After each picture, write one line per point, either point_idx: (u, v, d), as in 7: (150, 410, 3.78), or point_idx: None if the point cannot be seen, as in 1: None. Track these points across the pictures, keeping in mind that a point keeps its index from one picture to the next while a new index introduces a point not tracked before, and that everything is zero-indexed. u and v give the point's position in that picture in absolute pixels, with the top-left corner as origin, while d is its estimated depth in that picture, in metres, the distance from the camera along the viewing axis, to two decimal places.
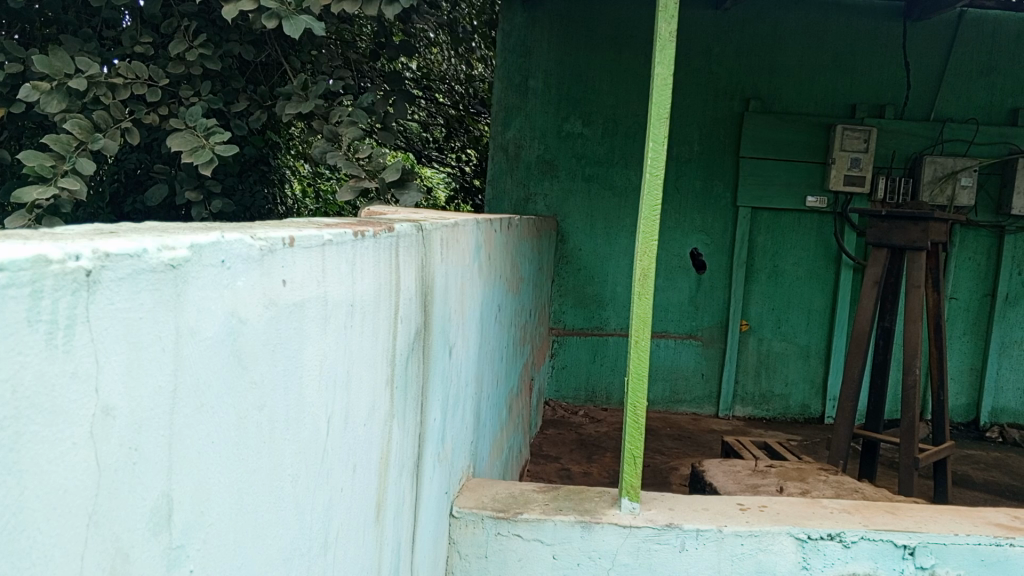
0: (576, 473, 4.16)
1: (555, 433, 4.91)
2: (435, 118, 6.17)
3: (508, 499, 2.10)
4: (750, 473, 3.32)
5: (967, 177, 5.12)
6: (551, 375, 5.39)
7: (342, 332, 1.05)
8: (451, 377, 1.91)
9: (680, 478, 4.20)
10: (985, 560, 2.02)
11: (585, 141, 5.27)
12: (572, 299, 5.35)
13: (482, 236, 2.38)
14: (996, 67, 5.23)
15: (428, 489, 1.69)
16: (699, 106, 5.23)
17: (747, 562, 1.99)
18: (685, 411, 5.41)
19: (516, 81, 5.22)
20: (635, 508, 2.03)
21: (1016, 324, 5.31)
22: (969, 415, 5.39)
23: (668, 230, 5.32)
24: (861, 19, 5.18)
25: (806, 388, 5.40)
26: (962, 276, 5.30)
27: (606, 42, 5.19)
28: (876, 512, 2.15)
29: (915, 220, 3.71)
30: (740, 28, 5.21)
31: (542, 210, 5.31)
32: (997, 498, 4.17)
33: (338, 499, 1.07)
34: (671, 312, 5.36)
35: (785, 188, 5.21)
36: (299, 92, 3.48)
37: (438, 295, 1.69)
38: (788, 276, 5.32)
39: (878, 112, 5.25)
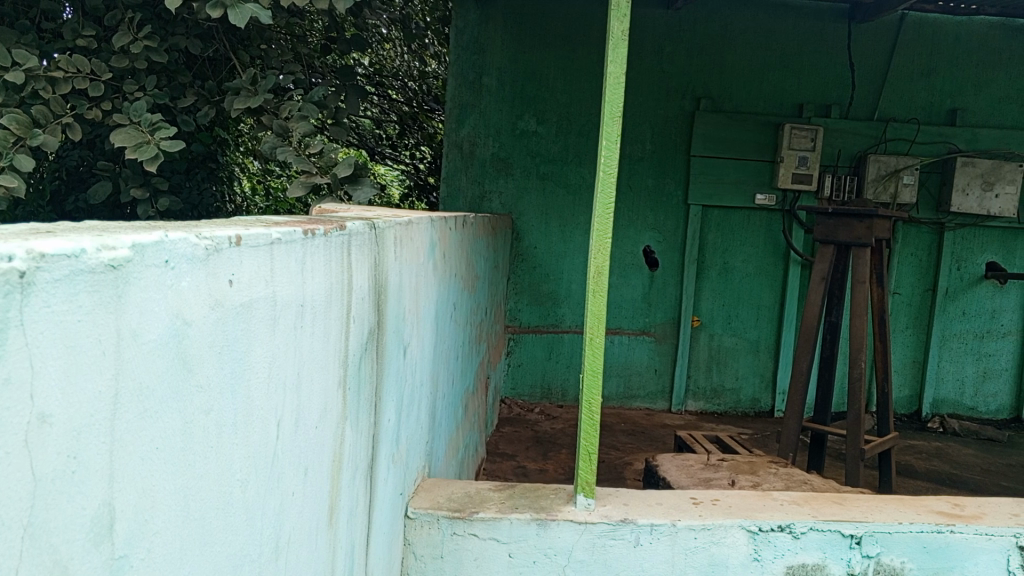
0: (532, 470, 4.18)
1: (512, 431, 4.91)
2: (389, 115, 6.14)
3: (464, 498, 2.09)
4: (703, 467, 3.37)
5: (908, 175, 5.28)
6: (507, 372, 5.40)
7: (291, 333, 1.03)
8: (406, 377, 1.90)
9: (635, 472, 4.25)
10: (927, 547, 2.08)
11: (539, 139, 5.27)
12: (528, 297, 5.37)
13: (437, 234, 2.36)
14: (936, 68, 5.39)
15: (382, 490, 1.67)
16: (651, 105, 5.29)
17: (700, 556, 2.01)
18: (639, 406, 5.47)
19: (471, 79, 5.21)
20: (590, 504, 2.04)
21: (955, 318, 5.50)
22: (911, 406, 5.56)
23: (621, 227, 5.37)
24: (808, 20, 5.30)
25: (755, 382, 5.50)
26: (905, 271, 5.47)
27: (559, 40, 5.21)
28: (824, 503, 2.20)
29: (859, 217, 3.80)
30: (691, 27, 5.28)
31: (498, 208, 5.31)
32: (938, 486, 4.31)
33: (289, 503, 1.05)
34: (625, 309, 5.41)
35: (735, 186, 5.30)
36: (248, 88, 3.42)
37: (392, 294, 1.68)
38: (738, 273, 5.41)
39: (825, 112, 5.37)
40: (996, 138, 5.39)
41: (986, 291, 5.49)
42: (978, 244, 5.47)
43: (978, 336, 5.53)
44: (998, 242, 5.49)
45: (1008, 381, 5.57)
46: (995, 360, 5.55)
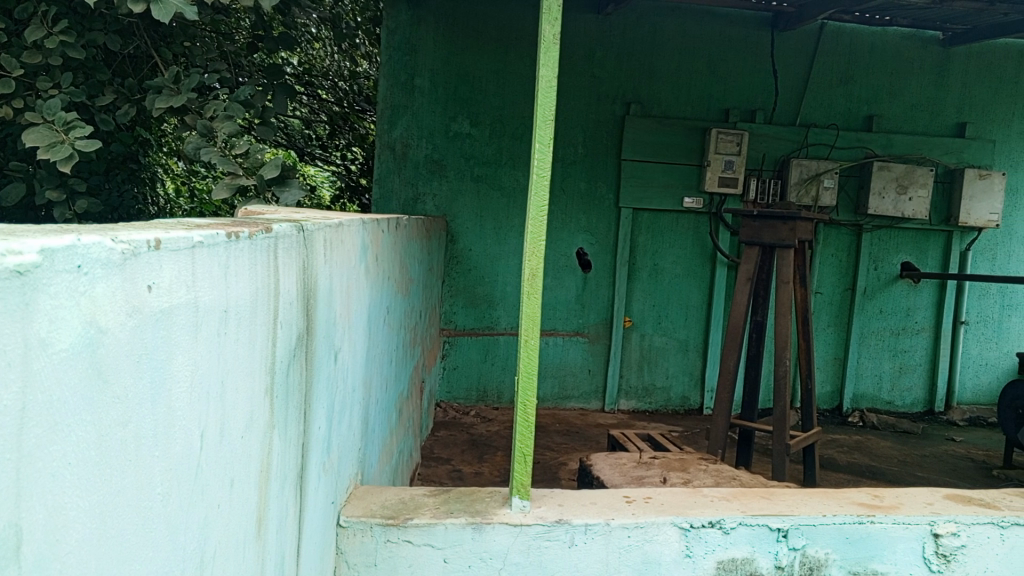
0: (468, 474, 4.16)
1: (447, 434, 4.88)
2: (319, 115, 6.04)
3: (398, 505, 2.06)
4: (635, 465, 3.42)
5: (829, 179, 5.47)
6: (442, 375, 5.37)
7: (215, 340, 0.99)
8: (337, 384, 1.86)
9: (569, 472, 4.28)
10: (850, 538, 2.16)
11: (473, 141, 5.26)
12: (463, 299, 5.35)
13: (369, 236, 2.33)
14: (853, 76, 5.60)
15: (313, 499, 1.63)
16: (583, 109, 5.34)
17: (634, 554, 2.04)
18: (573, 407, 5.51)
19: (403, 80, 5.17)
20: (526, 506, 2.05)
21: (873, 316, 5.73)
22: (834, 402, 5.77)
23: (555, 229, 5.40)
24: (733, 28, 5.44)
25: (685, 380, 5.61)
26: (826, 271, 5.67)
27: (491, 43, 5.21)
28: (753, 498, 2.26)
29: (782, 219, 3.93)
30: (620, 32, 5.35)
31: (431, 210, 5.28)
32: (858, 479, 4.48)
33: (214, 516, 1.01)
34: (559, 310, 5.45)
35: (663, 189, 5.40)
36: (171, 86, 3.31)
37: (321, 298, 1.64)
38: (668, 274, 5.51)
39: (750, 117, 5.53)
40: (909, 144, 5.65)
41: (901, 289, 5.75)
42: (893, 245, 5.72)
43: (894, 333, 5.78)
44: (911, 244, 5.75)
45: (922, 375, 5.84)
46: (910, 356, 5.81)
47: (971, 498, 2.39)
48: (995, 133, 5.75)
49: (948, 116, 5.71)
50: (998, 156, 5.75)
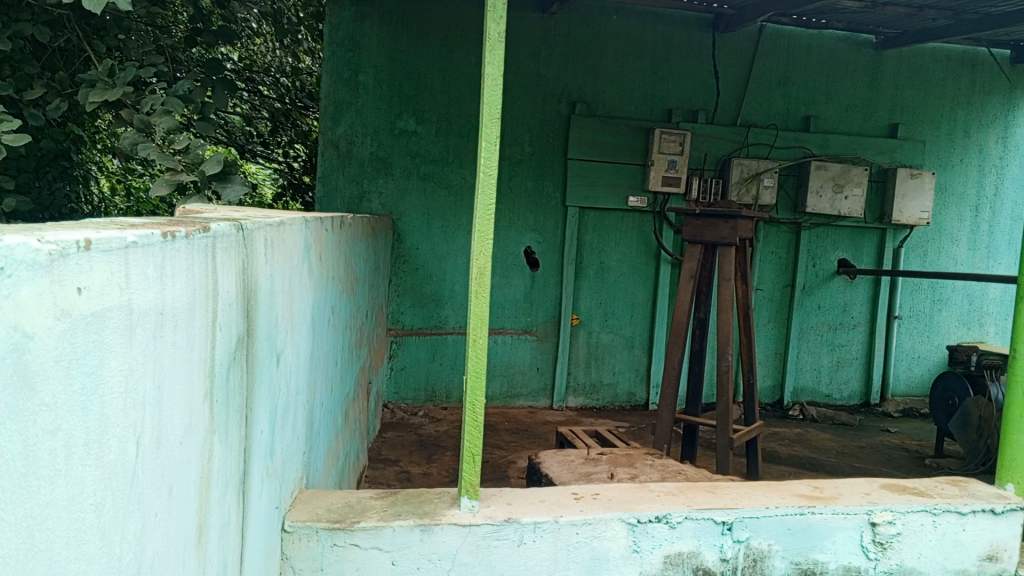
0: (416, 475, 4.13)
1: (395, 435, 4.83)
2: (260, 112, 5.93)
3: (344, 508, 2.03)
4: (583, 462, 3.44)
5: (768, 178, 5.60)
6: (389, 376, 5.31)
7: (150, 342, 0.96)
8: (280, 387, 1.82)
9: (518, 470, 4.28)
10: (791, 529, 2.21)
11: (419, 138, 5.22)
12: (410, 298, 5.31)
13: (312, 235, 2.28)
14: (791, 78, 5.74)
15: (256, 505, 1.60)
16: (529, 108, 5.35)
17: (583, 551, 2.05)
18: (522, 404, 5.52)
19: (346, 76, 5.09)
20: (475, 506, 2.04)
21: (811, 311, 5.89)
22: (774, 396, 5.92)
23: (502, 228, 5.39)
24: (675, 28, 5.51)
25: (631, 376, 5.68)
26: (766, 268, 5.81)
27: (436, 40, 5.18)
28: (698, 492, 2.29)
29: (724, 218, 4.00)
30: (565, 32, 5.37)
31: (377, 208, 5.21)
32: (799, 470, 4.60)
33: (152, 526, 0.98)
34: (508, 309, 5.44)
35: (609, 189, 5.45)
36: (105, 79, 3.19)
37: (262, 300, 1.60)
38: (613, 272, 5.57)
39: (692, 117, 5.61)
40: (845, 144, 5.82)
41: (838, 286, 5.92)
42: (830, 242, 5.89)
43: (832, 327, 5.95)
44: (847, 241, 5.93)
45: (859, 368, 6.03)
46: (847, 350, 5.99)
47: (905, 487, 2.48)
48: (926, 133, 5.97)
49: (881, 118, 5.91)
50: (928, 156, 5.97)
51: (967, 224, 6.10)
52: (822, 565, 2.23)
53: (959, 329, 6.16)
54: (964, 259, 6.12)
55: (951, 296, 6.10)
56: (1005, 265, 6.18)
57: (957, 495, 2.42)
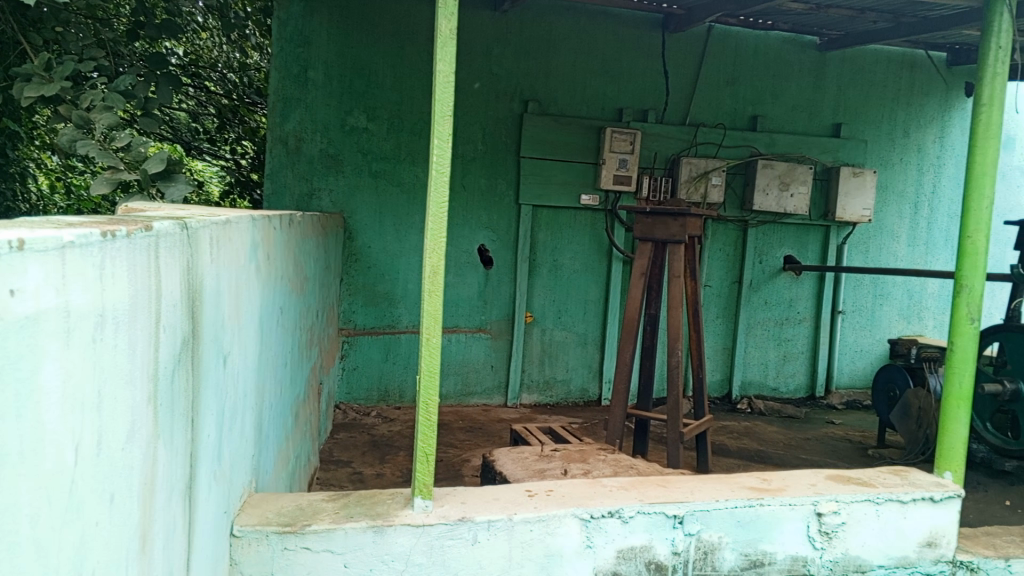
0: (369, 475, 4.09)
1: (347, 436, 4.78)
2: (206, 108, 5.80)
3: (295, 511, 2.00)
4: (537, 458, 3.45)
5: (716, 176, 5.69)
6: (341, 376, 5.25)
7: (90, 347, 0.93)
8: (227, 389, 1.78)
9: (472, 469, 4.27)
10: (741, 521, 2.25)
11: (370, 135, 5.17)
12: (362, 298, 5.26)
13: (259, 234, 2.24)
14: (739, 79, 5.85)
15: (203, 509, 1.56)
16: (481, 105, 5.33)
17: (537, 547, 2.06)
18: (476, 403, 5.51)
19: (295, 72, 5.00)
20: (428, 506, 2.03)
21: (758, 307, 6.01)
22: (723, 390, 6.02)
23: (455, 226, 5.37)
24: (626, 28, 5.56)
25: (584, 373, 5.72)
26: (715, 265, 5.91)
27: (386, 36, 5.13)
28: (650, 486, 2.32)
29: (674, 216, 4.05)
30: (518, 30, 5.36)
31: (328, 206, 5.15)
32: (748, 463, 4.69)
33: (92, 535, 0.95)
34: (462, 307, 5.42)
35: (561, 187, 5.48)
36: (41, 73, 3.08)
37: (208, 301, 1.56)
38: (567, 269, 5.60)
39: (642, 116, 5.67)
40: (790, 143, 5.95)
41: (784, 282, 6.06)
42: (776, 240, 6.02)
43: (779, 323, 6.08)
44: (793, 238, 6.07)
45: (805, 362, 6.17)
46: (793, 344, 6.13)
47: (850, 478, 2.55)
48: (867, 133, 6.14)
49: (825, 117, 6.05)
50: (870, 155, 6.15)
51: (907, 221, 6.29)
52: (770, 555, 2.29)
53: (899, 323, 6.36)
54: (904, 255, 6.32)
55: (891, 290, 6.30)
56: (943, 260, 6.40)
57: (899, 484, 2.49)
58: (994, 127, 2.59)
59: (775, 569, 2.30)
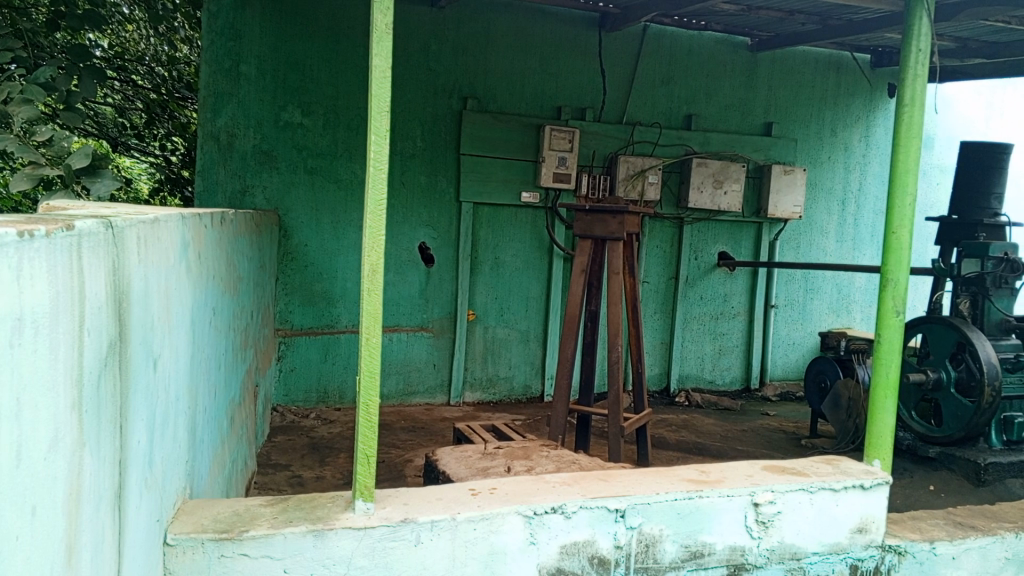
0: (309, 479, 4.02)
1: (285, 439, 4.68)
2: (133, 102, 5.61)
3: (232, 517, 1.94)
4: (480, 457, 3.44)
5: (653, 174, 5.78)
6: (279, 378, 5.14)
7: (7, 353, 0.88)
8: (157, 393, 1.72)
9: (414, 469, 4.24)
10: (681, 513, 2.29)
11: (305, 131, 5.07)
12: (299, 297, 5.16)
13: (189, 233, 2.17)
14: (674, 78, 5.94)
15: (134, 518, 1.50)
16: (419, 102, 5.28)
17: (480, 546, 2.05)
18: (418, 402, 5.47)
19: (227, 66, 4.86)
20: (370, 508, 2.00)
21: (694, 302, 6.13)
22: (662, 383, 6.12)
23: (396, 223, 5.32)
24: (563, 26, 5.59)
25: (527, 369, 5.74)
26: (653, 262, 6.00)
27: (321, 31, 5.04)
28: (592, 481, 2.34)
29: (612, 213, 4.09)
30: (455, 26, 5.33)
31: (262, 203, 5.03)
32: (686, 455, 4.78)
33: (13, 550, 0.90)
34: (403, 306, 5.37)
35: (501, 184, 5.48)
36: None
37: (135, 302, 1.51)
38: (508, 267, 5.61)
39: (581, 115, 5.71)
40: (724, 142, 6.08)
41: (719, 277, 6.19)
42: (711, 236, 6.15)
43: (714, 317, 6.21)
44: (727, 234, 6.21)
45: (739, 355, 6.33)
46: (729, 338, 6.27)
47: (785, 467, 2.61)
48: (797, 132, 6.32)
49: (757, 117, 6.20)
50: (800, 154, 6.33)
51: (835, 217, 6.51)
52: (710, 546, 2.33)
53: (829, 316, 6.58)
54: (833, 251, 6.53)
55: (821, 285, 6.51)
56: (869, 255, 6.64)
57: (831, 472, 2.57)
58: (915, 126, 2.69)
59: (715, 559, 2.35)
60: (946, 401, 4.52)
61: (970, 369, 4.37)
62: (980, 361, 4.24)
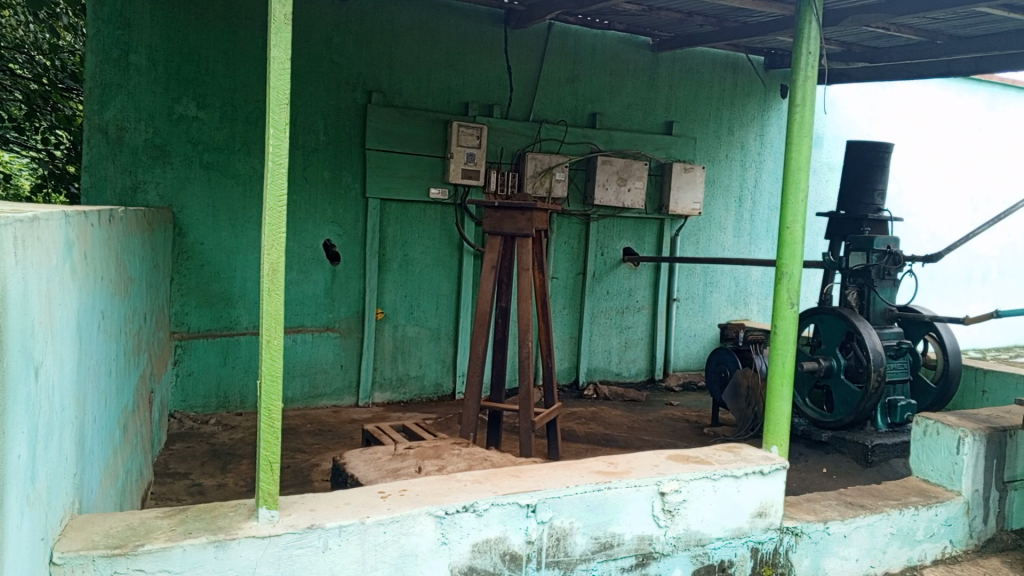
0: (210, 487, 3.87)
1: (184, 447, 4.49)
2: (11, 93, 5.20)
3: (125, 532, 1.83)
4: (390, 458, 3.39)
5: (560, 172, 5.85)
6: (175, 384, 4.91)
7: None
8: (40, 403, 1.61)
9: (322, 473, 4.14)
10: (590, 505, 2.32)
11: (200, 125, 4.87)
12: (196, 298, 4.94)
13: (74, 231, 2.04)
14: (578, 76, 6.02)
15: (15, 538, 1.40)
16: (321, 95, 5.14)
17: (390, 549, 2.02)
18: (326, 404, 5.34)
19: (114, 56, 4.60)
20: (274, 516, 1.93)
21: (601, 297, 6.24)
22: (571, 377, 6.20)
23: (299, 220, 5.16)
24: (469, 22, 5.56)
25: (438, 368, 5.71)
26: (561, 258, 6.07)
27: (218, 21, 4.84)
28: (504, 477, 2.34)
29: (521, 210, 4.11)
30: (358, 19, 5.20)
31: (154, 200, 4.79)
32: (595, 447, 4.87)
33: None
34: (307, 305, 5.22)
35: (408, 180, 5.41)
36: None
37: (12, 305, 1.40)
38: (417, 264, 5.56)
39: (487, 111, 5.71)
40: (627, 140, 6.21)
41: (624, 272, 6.33)
42: (616, 232, 6.27)
43: (619, 311, 6.34)
44: (631, 230, 6.34)
45: (644, 348, 6.49)
46: (634, 331, 6.42)
47: (689, 456, 2.69)
48: (696, 131, 6.53)
49: (658, 116, 6.36)
50: (698, 153, 6.54)
51: (732, 214, 6.76)
52: (619, 536, 2.38)
53: (727, 308, 6.84)
54: (731, 245, 6.80)
55: (720, 279, 6.76)
56: (764, 249, 6.96)
57: (732, 460, 2.66)
58: (806, 126, 2.82)
59: (624, 550, 2.40)
60: (837, 387, 4.76)
61: (858, 356, 4.62)
62: (867, 348, 4.50)
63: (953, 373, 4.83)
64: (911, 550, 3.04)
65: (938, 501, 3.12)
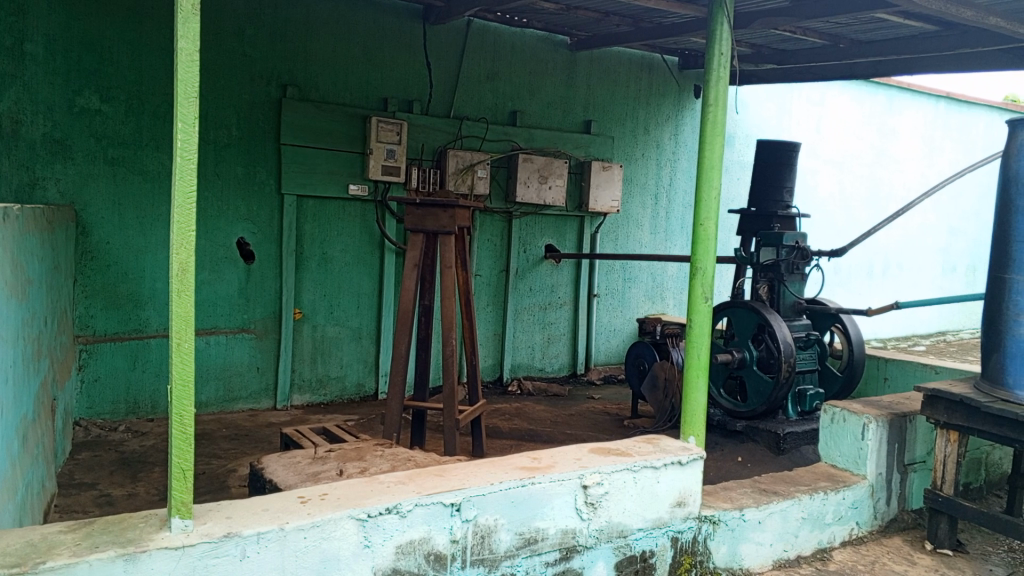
0: (119, 498, 3.71)
1: (90, 456, 4.27)
2: None
3: (25, 549, 1.73)
4: (310, 461, 3.32)
5: (481, 169, 5.83)
6: (80, 390, 4.67)
7: None
8: None
9: (239, 478, 4.03)
10: (514, 501, 2.32)
11: (104, 118, 4.65)
12: (102, 299, 4.72)
13: None
14: (498, 73, 6.03)
15: None
16: (234, 89, 4.97)
17: (311, 554, 1.98)
18: (242, 408, 5.19)
19: (8, 44, 4.32)
20: (188, 525, 1.85)
21: (524, 294, 6.27)
22: (495, 373, 6.21)
23: (210, 218, 4.98)
24: (386, 17, 5.48)
25: (360, 368, 5.64)
26: (484, 255, 6.07)
27: (121, 10, 4.63)
28: (427, 477, 2.32)
29: (443, 207, 4.08)
30: (271, 10, 5.06)
31: (54, 197, 4.54)
32: (519, 442, 4.90)
33: None
34: (219, 306, 5.05)
35: (326, 176, 5.31)
36: None
37: None
38: (336, 262, 5.46)
39: (407, 107, 5.64)
40: (547, 138, 6.26)
41: (545, 270, 6.38)
42: (538, 230, 6.32)
43: (542, 307, 6.39)
44: (552, 228, 6.40)
45: (566, 343, 6.57)
46: (556, 327, 6.49)
47: (610, 449, 2.73)
48: (613, 130, 6.64)
49: (577, 114, 6.45)
50: (616, 151, 6.66)
51: (649, 211, 6.92)
52: (543, 531, 2.40)
53: (645, 303, 6.99)
54: (648, 242, 6.95)
55: (638, 275, 6.89)
56: (679, 245, 7.16)
57: (652, 451, 2.72)
58: (719, 125, 2.90)
59: (548, 544, 2.42)
60: (750, 378, 4.93)
61: (769, 348, 4.80)
62: (777, 340, 4.67)
63: (857, 361, 5.05)
64: (821, 532, 3.18)
65: (845, 485, 3.27)
